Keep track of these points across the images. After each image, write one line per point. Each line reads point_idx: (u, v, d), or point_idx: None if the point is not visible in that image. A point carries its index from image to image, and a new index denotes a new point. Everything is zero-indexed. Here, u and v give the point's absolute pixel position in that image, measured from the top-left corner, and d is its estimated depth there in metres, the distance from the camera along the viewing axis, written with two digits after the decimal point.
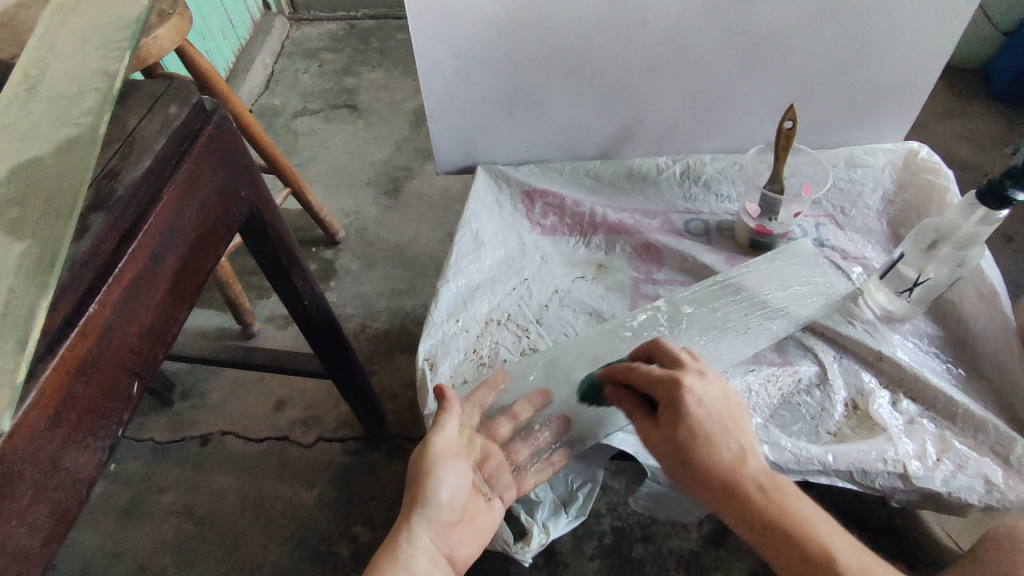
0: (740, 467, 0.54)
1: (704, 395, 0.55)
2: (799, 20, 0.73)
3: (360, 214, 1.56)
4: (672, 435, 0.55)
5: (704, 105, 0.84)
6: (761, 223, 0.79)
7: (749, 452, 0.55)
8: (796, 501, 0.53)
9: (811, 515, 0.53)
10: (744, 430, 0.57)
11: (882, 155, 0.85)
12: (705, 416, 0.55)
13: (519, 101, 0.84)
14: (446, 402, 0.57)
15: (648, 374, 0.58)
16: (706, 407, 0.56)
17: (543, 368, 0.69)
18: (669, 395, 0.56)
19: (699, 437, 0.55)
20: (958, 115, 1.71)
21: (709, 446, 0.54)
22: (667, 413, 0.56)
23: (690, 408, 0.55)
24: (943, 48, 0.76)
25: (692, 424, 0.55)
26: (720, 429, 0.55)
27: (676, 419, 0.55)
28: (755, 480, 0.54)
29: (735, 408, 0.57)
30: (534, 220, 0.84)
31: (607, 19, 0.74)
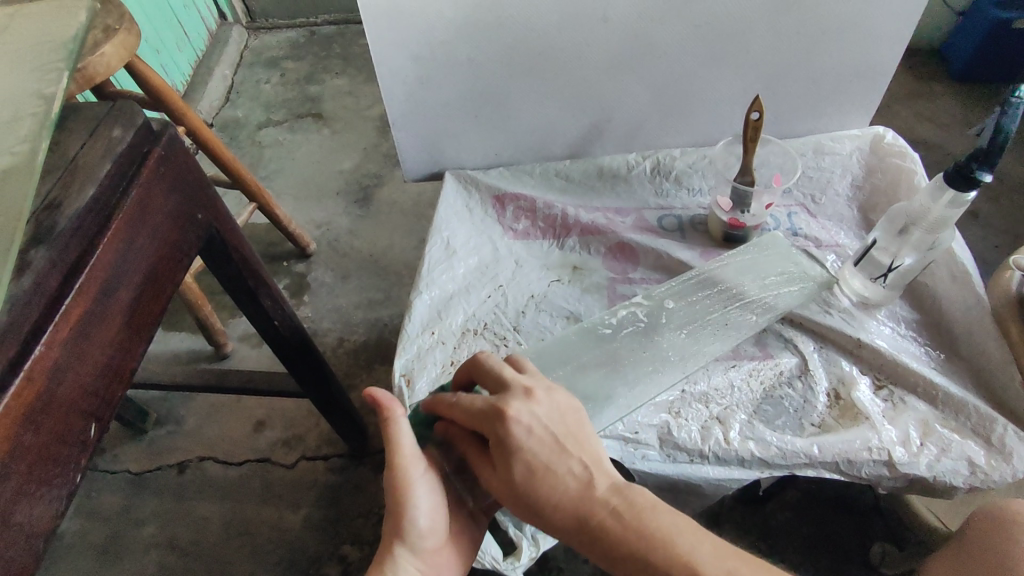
0: (587, 491, 0.49)
1: (530, 420, 0.51)
2: (760, 12, 0.73)
3: (331, 225, 1.53)
4: (507, 473, 0.51)
5: (671, 101, 0.83)
6: (733, 216, 0.78)
7: (599, 472, 0.50)
8: (655, 517, 0.47)
9: (668, 525, 0.47)
10: (592, 446, 0.52)
11: (849, 141, 0.85)
12: (538, 439, 0.51)
13: (485, 104, 0.82)
14: (387, 409, 0.54)
15: (468, 408, 0.54)
16: (537, 431, 0.51)
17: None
18: (493, 430, 0.52)
19: (536, 466, 0.50)
20: (920, 95, 1.74)
21: (548, 473, 0.50)
22: (495, 444, 0.52)
23: (518, 437, 0.51)
24: (902, 33, 0.77)
25: (523, 459, 0.50)
26: (558, 452, 0.51)
27: (508, 452, 0.51)
28: (603, 501, 0.48)
29: (583, 427, 0.53)
30: (506, 225, 0.83)
31: (568, 17, 0.73)
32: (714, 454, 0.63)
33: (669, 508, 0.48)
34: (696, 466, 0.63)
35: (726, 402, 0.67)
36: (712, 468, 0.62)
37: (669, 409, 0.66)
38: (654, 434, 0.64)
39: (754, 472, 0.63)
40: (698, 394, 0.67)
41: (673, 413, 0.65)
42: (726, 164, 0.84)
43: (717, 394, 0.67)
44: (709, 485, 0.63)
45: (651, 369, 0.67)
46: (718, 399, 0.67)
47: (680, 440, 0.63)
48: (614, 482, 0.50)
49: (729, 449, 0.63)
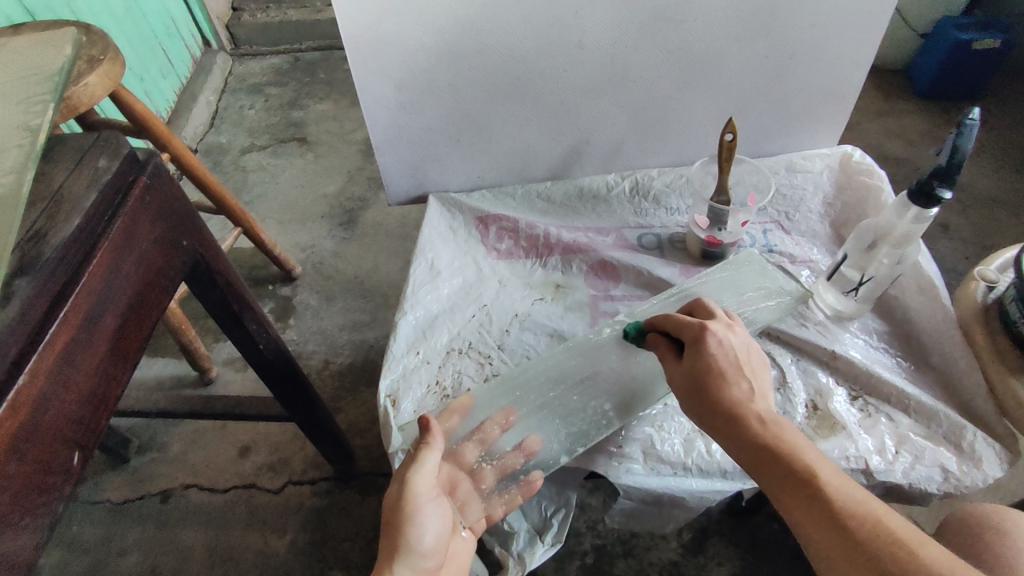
0: (748, 402, 0.54)
1: (724, 337, 0.58)
2: (728, 37, 0.76)
3: (315, 248, 1.54)
4: (692, 367, 0.58)
5: (646, 123, 0.86)
6: (710, 233, 0.80)
7: (760, 395, 0.55)
8: (795, 437, 0.52)
9: (807, 447, 0.51)
10: (761, 378, 0.57)
11: (820, 160, 0.88)
12: (723, 354, 0.57)
13: (465, 129, 0.84)
14: (428, 438, 0.55)
15: (680, 319, 0.62)
16: (725, 348, 0.58)
17: (508, 392, 0.67)
18: (692, 334, 0.59)
19: (713, 371, 0.56)
20: (888, 113, 1.80)
21: (720, 378, 0.55)
22: (690, 344, 0.59)
23: (711, 344, 0.57)
24: (863, 57, 0.80)
25: (707, 357, 0.57)
26: (735, 368, 0.56)
27: (697, 353, 0.58)
28: (756, 414, 0.53)
29: (756, 362, 0.58)
30: (489, 246, 0.84)
31: (544, 44, 0.75)
32: (697, 467, 0.64)
33: (804, 439, 0.52)
34: (680, 479, 0.63)
35: None
36: (695, 480, 0.63)
37: (652, 423, 0.67)
38: (638, 447, 0.65)
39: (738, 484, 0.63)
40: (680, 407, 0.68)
41: (656, 427, 0.66)
42: (703, 185, 0.84)
43: None
44: (694, 498, 0.63)
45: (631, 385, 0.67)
46: None
47: (663, 453, 0.64)
48: (769, 406, 0.54)
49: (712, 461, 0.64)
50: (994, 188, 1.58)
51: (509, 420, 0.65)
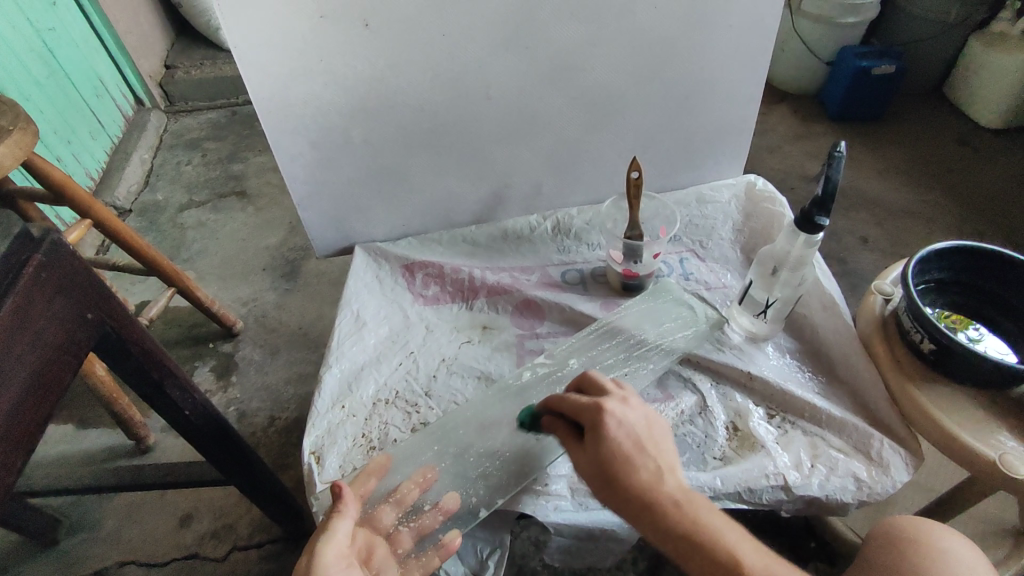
0: (659, 487, 0.53)
1: (625, 418, 0.57)
2: (627, 82, 0.81)
3: (257, 301, 1.52)
4: (597, 457, 0.56)
5: (561, 164, 0.89)
6: (627, 267, 0.83)
7: (667, 470, 0.55)
8: (709, 515, 0.52)
9: (721, 525, 0.51)
10: (663, 450, 0.57)
11: (727, 190, 0.92)
12: (625, 437, 0.56)
13: (386, 180, 0.86)
14: (339, 504, 0.54)
15: (574, 401, 0.60)
16: (625, 429, 0.56)
17: (435, 442, 0.68)
18: (593, 419, 0.57)
19: (615, 459, 0.54)
20: (806, 136, 1.91)
21: (626, 465, 0.54)
22: (590, 433, 0.57)
23: (611, 430, 0.56)
24: (754, 93, 0.86)
25: (612, 444, 0.55)
26: (638, 448, 0.55)
27: (603, 440, 0.56)
28: (669, 490, 0.53)
29: (656, 433, 0.58)
30: (416, 292, 0.86)
31: (453, 97, 0.78)
32: None
33: (717, 510, 0.53)
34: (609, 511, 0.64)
35: None
36: None
37: None
38: (565, 484, 0.66)
39: None
40: None
41: None
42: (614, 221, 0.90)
43: None
44: (623, 530, 0.63)
45: None
46: None
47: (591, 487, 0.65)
48: (678, 480, 0.55)
49: None
50: (907, 201, 1.69)
51: (429, 479, 0.65)
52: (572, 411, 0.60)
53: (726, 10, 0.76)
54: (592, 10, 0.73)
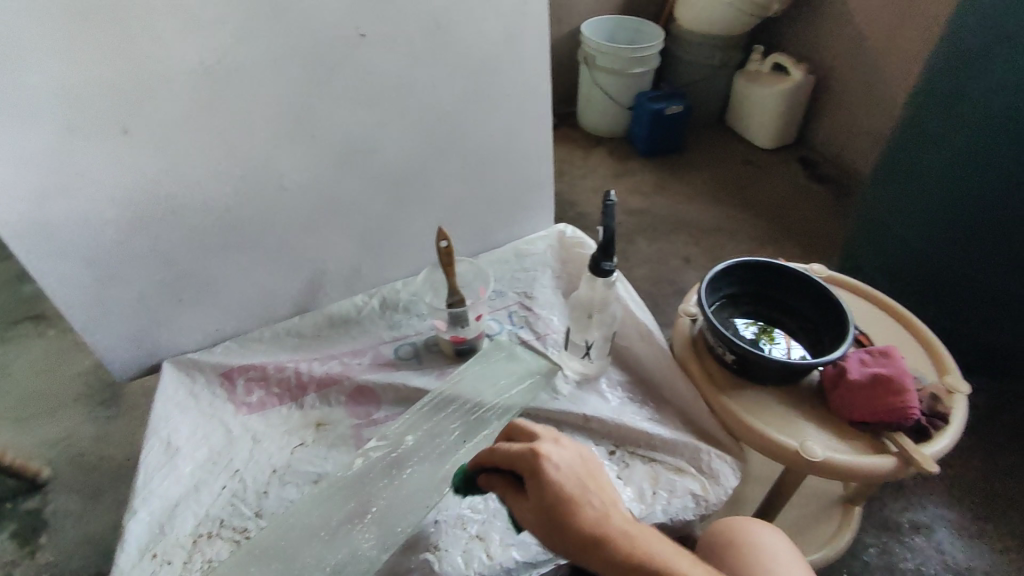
0: (606, 523, 0.52)
1: (560, 460, 0.55)
2: (422, 158, 0.83)
3: (69, 440, 1.27)
4: (540, 502, 0.54)
5: (375, 243, 0.89)
6: (454, 333, 0.83)
7: (611, 506, 0.54)
8: (656, 544, 0.53)
9: (671, 556, 0.52)
10: (606, 488, 0.56)
11: (541, 241, 0.97)
12: (567, 481, 0.54)
13: (186, 286, 0.79)
14: None
15: (505, 451, 0.57)
16: (564, 471, 0.55)
17: (268, 564, 0.62)
18: (526, 466, 0.55)
19: (560, 501, 0.53)
20: (624, 174, 2.10)
21: (570, 506, 0.52)
22: (529, 479, 0.55)
23: (550, 474, 0.54)
24: (545, 153, 0.93)
25: (556, 486, 0.53)
26: (582, 489, 0.54)
27: (541, 486, 0.54)
28: (614, 527, 0.52)
29: (596, 475, 0.56)
30: (238, 401, 0.79)
31: (244, 192, 0.75)
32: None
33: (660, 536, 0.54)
34: None
35: (484, 515, 0.68)
36: None
37: (429, 545, 0.65)
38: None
39: None
40: (453, 519, 0.67)
41: (434, 549, 0.65)
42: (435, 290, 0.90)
43: (472, 510, 0.68)
44: None
45: (397, 509, 0.67)
46: (474, 517, 0.67)
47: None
48: (623, 516, 0.54)
49: (492, 563, 0.64)
50: (716, 220, 1.90)
51: None
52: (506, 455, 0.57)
53: (498, 81, 0.82)
54: (371, 95, 0.75)
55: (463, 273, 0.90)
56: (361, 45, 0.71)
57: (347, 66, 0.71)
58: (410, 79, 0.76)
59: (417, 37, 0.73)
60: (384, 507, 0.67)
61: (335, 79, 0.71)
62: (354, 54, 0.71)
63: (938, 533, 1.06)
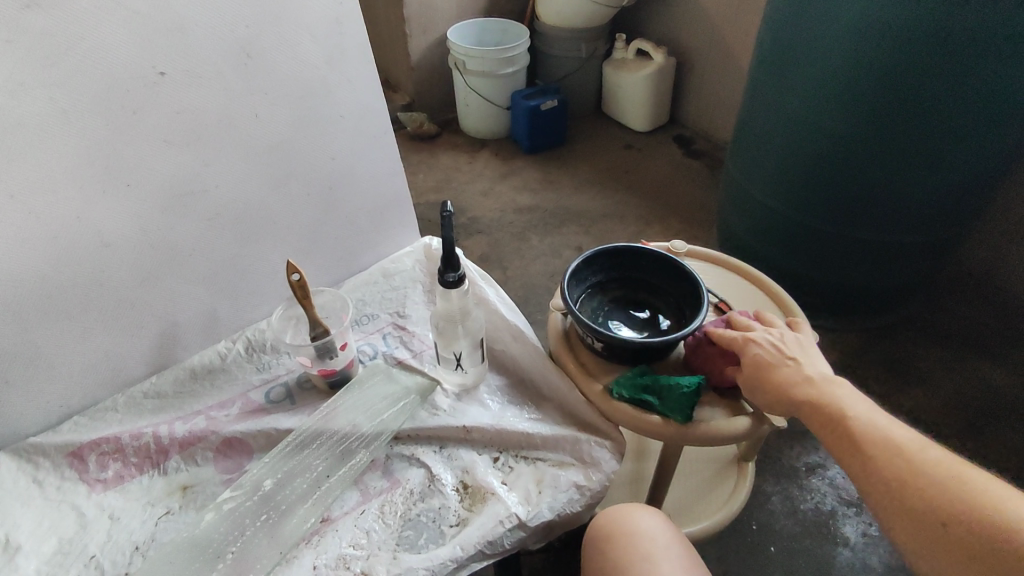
0: (796, 380, 0.64)
1: (764, 338, 0.70)
2: (261, 190, 0.80)
3: None
4: (749, 364, 0.69)
5: (228, 285, 0.84)
6: (322, 366, 0.80)
7: (809, 367, 0.66)
8: (843, 397, 0.61)
9: (849, 399, 0.60)
10: (806, 354, 0.68)
11: (408, 258, 0.96)
12: (767, 350, 0.69)
13: (9, 365, 0.71)
14: None
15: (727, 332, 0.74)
16: (766, 344, 0.69)
17: None
18: (740, 342, 0.71)
19: (766, 361, 0.68)
20: (511, 172, 2.11)
21: (768, 365, 0.67)
22: (741, 350, 0.71)
23: (754, 347, 0.69)
24: (393, 169, 0.92)
25: (756, 355, 0.69)
26: (780, 355, 0.68)
27: (749, 344, 0.70)
28: (810, 381, 0.64)
29: (803, 343, 0.70)
30: (91, 480, 0.72)
31: (58, 254, 0.68)
32: None
33: (857, 395, 0.61)
34: None
35: (366, 551, 0.66)
36: None
37: None
38: None
39: None
40: (335, 560, 0.65)
41: None
42: (296, 328, 0.87)
43: (355, 547, 0.66)
44: None
45: (258, 548, 0.66)
46: (357, 554, 0.66)
47: None
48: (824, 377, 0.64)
49: None
50: (604, 206, 1.95)
51: None
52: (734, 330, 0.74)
53: (328, 104, 0.80)
54: (186, 134, 0.71)
55: (328, 304, 0.87)
56: (162, 84, 0.66)
57: (150, 108, 0.67)
58: (229, 114, 0.72)
59: (226, 68, 0.70)
60: (239, 548, 0.66)
61: (140, 122, 0.67)
62: (155, 94, 0.67)
63: (831, 469, 1.14)
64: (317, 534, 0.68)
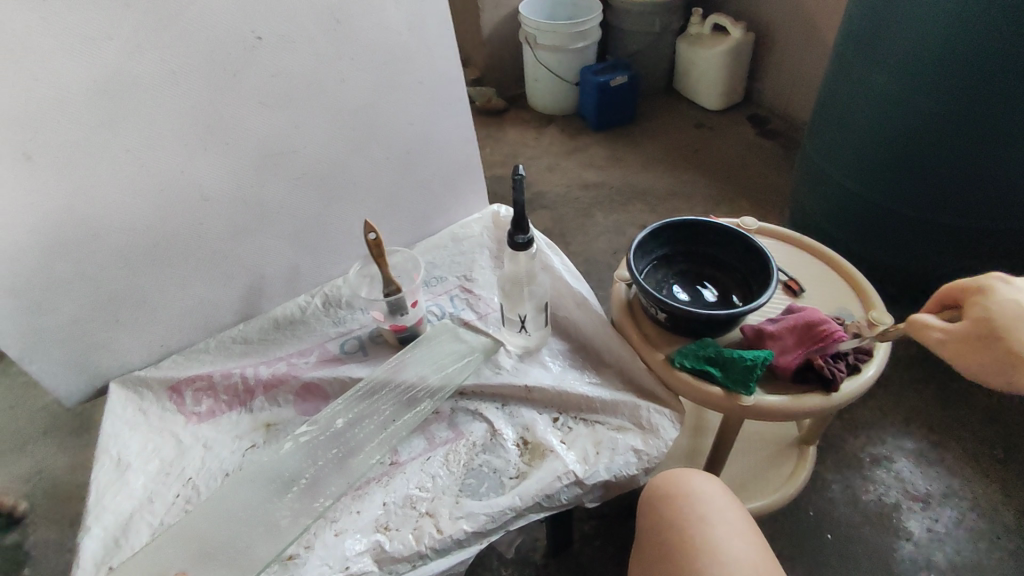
0: None
1: (1012, 291, 0.53)
2: (345, 150, 0.84)
3: (42, 471, 1.18)
4: (978, 326, 0.54)
5: (310, 242, 0.90)
6: (394, 321, 0.84)
7: None
8: None
9: None
10: None
11: (476, 224, 0.99)
12: (1012, 307, 0.53)
13: (121, 304, 0.78)
14: None
15: (957, 288, 0.58)
16: (1014, 299, 0.53)
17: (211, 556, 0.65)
18: (974, 299, 0.56)
19: (998, 324, 0.53)
20: (577, 149, 2.10)
21: (1012, 330, 0.52)
22: (969, 307, 0.56)
23: (991, 304, 0.54)
24: (465, 136, 0.95)
25: (997, 312, 0.53)
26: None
27: (983, 301, 0.55)
28: None
29: None
30: (187, 412, 0.80)
31: (166, 202, 0.75)
32: (432, 549, 0.65)
33: None
34: (420, 569, 0.64)
35: (431, 495, 0.70)
36: (435, 563, 0.65)
37: (379, 527, 0.67)
38: (368, 560, 0.64)
39: (474, 547, 0.67)
40: (402, 500, 0.70)
41: (384, 530, 0.67)
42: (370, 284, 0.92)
43: (422, 490, 0.71)
44: None
45: (334, 479, 0.71)
46: (423, 496, 0.70)
47: (394, 552, 0.65)
48: None
49: (443, 537, 0.66)
50: (671, 185, 1.91)
51: None
52: (955, 295, 0.59)
53: (407, 70, 0.83)
54: (279, 97, 0.75)
55: (401, 264, 0.91)
56: (258, 48, 0.71)
57: (249, 71, 0.72)
58: (317, 77, 0.77)
59: (316, 34, 0.74)
60: (312, 479, 0.71)
61: (239, 84, 0.72)
62: (253, 58, 0.71)
63: (898, 463, 1.09)
64: (387, 476, 0.72)
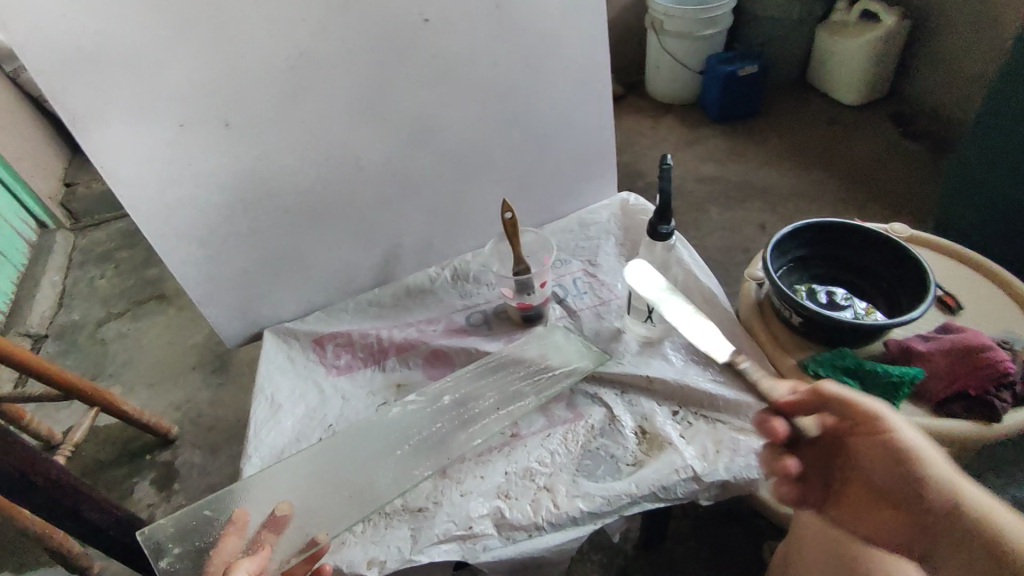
0: None
1: None
2: (489, 130, 0.87)
3: (190, 402, 1.33)
4: None
5: (446, 216, 0.94)
6: (521, 300, 0.87)
7: None
8: None
9: None
10: None
11: (604, 211, 1.00)
12: None
13: (281, 260, 0.87)
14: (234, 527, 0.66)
15: None
16: None
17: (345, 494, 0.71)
18: None
19: None
20: (696, 140, 2.04)
21: None
22: None
23: None
24: (603, 122, 0.95)
25: None
26: None
27: None
28: None
29: None
30: (328, 364, 0.87)
31: (328, 170, 0.81)
32: (549, 522, 0.68)
33: None
34: (536, 538, 0.67)
35: (550, 470, 0.73)
36: (551, 535, 0.68)
37: (499, 494, 0.70)
38: (489, 523, 0.68)
39: (589, 526, 0.68)
40: (522, 471, 0.73)
41: (504, 497, 0.70)
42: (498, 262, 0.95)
43: (541, 465, 0.73)
44: (553, 552, 0.67)
45: (458, 441, 0.75)
46: (541, 470, 0.73)
47: (514, 519, 0.68)
48: None
49: (560, 512, 0.68)
50: (796, 184, 1.81)
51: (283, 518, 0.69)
52: None
53: (556, 54, 0.85)
54: (437, 76, 0.79)
55: (529, 244, 0.94)
56: (424, 29, 0.75)
57: (413, 50, 0.76)
58: (472, 58, 0.80)
59: (476, 17, 0.77)
60: (437, 437, 0.76)
61: (403, 63, 0.77)
62: (419, 39, 0.76)
63: None
64: (508, 446, 0.75)
